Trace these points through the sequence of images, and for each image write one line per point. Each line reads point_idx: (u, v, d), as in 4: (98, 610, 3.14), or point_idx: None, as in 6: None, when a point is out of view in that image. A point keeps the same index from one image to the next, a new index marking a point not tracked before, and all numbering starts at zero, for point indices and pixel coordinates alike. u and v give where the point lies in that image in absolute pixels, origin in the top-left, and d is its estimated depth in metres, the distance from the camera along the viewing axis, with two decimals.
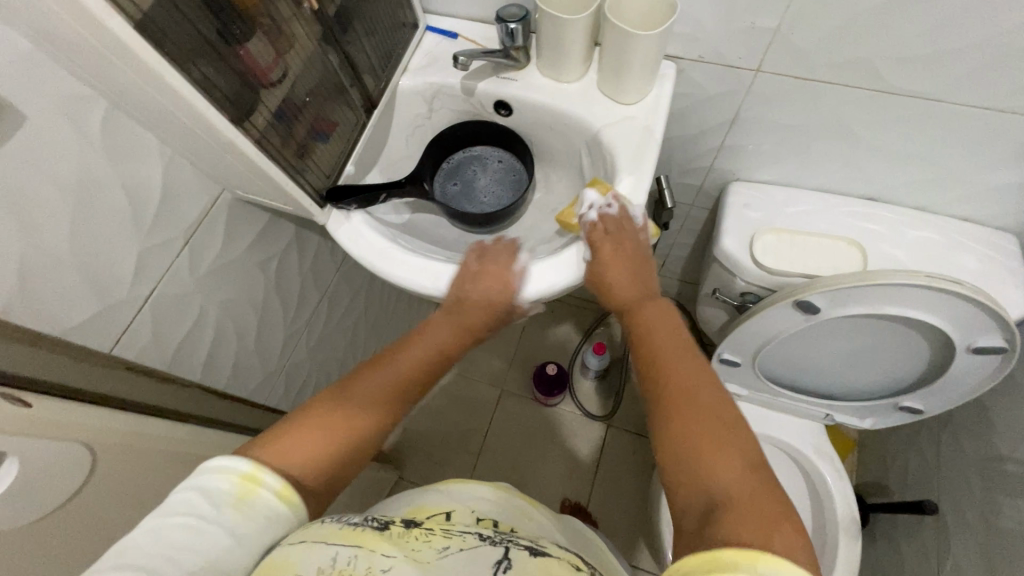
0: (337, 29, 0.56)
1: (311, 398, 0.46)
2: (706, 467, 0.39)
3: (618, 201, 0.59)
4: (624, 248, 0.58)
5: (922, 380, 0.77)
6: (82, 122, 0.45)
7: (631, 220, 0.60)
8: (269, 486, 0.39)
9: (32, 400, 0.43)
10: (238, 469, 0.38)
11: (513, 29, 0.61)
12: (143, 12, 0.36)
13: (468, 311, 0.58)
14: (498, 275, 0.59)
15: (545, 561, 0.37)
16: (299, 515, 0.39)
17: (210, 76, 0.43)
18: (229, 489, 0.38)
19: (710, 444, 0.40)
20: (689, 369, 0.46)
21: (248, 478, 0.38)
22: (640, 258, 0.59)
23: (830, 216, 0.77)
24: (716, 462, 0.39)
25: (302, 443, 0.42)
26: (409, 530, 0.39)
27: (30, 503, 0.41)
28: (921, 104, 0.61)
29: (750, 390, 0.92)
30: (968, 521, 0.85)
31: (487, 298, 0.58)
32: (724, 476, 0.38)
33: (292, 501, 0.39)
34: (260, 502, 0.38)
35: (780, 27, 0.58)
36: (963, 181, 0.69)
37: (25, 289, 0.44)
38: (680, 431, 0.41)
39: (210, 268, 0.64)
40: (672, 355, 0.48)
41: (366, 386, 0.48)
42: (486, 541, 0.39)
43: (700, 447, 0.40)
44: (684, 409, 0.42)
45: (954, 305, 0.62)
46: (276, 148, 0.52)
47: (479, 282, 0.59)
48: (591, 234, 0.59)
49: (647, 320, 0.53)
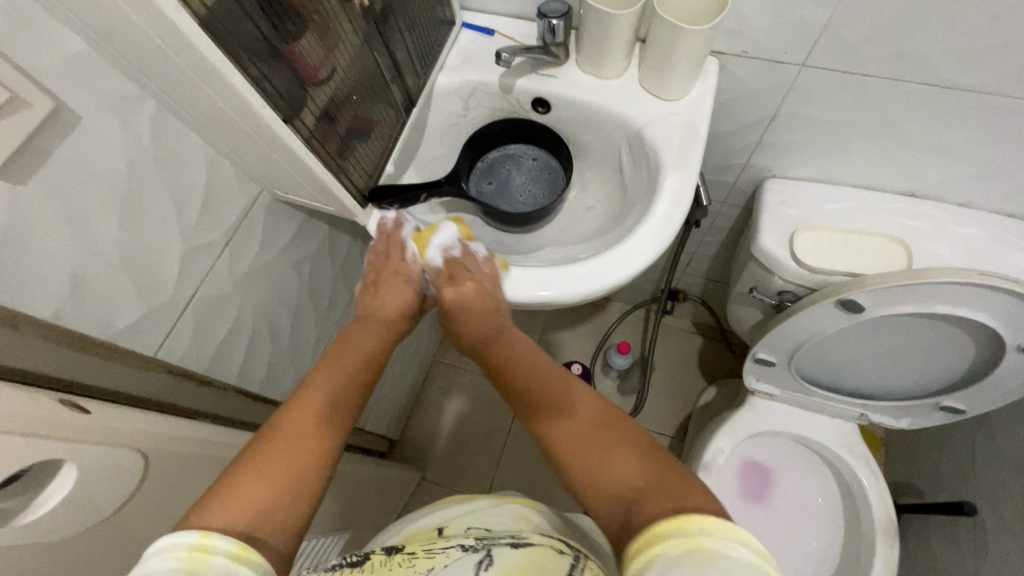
0: (381, 25, 0.55)
1: (243, 451, 0.44)
2: (603, 480, 0.45)
3: (461, 243, 0.62)
4: (469, 292, 0.60)
5: (964, 379, 0.76)
6: (131, 122, 0.45)
7: (472, 260, 0.61)
8: (220, 551, 0.35)
9: (91, 407, 0.42)
10: (184, 543, 0.35)
11: (555, 25, 0.59)
12: (207, 7, 0.36)
13: (381, 314, 0.61)
14: (395, 272, 0.62)
15: (527, 553, 0.39)
16: (264, 571, 0.36)
17: (265, 74, 0.42)
18: (176, 567, 0.33)
19: (601, 461, 0.46)
20: (562, 400, 0.52)
21: (198, 550, 0.34)
22: (487, 294, 0.59)
23: (870, 214, 0.75)
24: (613, 472, 0.45)
25: (249, 495, 0.40)
26: (390, 559, 0.40)
27: (86, 508, 0.41)
28: (974, 98, 0.60)
29: (783, 390, 0.91)
30: (1007, 522, 0.84)
31: (397, 302, 0.62)
32: (622, 481, 0.44)
33: (251, 560, 0.36)
34: (212, 570, 0.34)
35: (830, 20, 0.57)
36: (1009, 177, 0.67)
37: (76, 292, 0.44)
38: (578, 459, 0.47)
39: (248, 270, 0.63)
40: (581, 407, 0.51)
41: (288, 423, 0.46)
42: (469, 550, 0.40)
43: (592, 467, 0.46)
44: (573, 443, 0.49)
45: (1007, 304, 0.61)
46: (322, 147, 0.51)
47: (382, 286, 0.62)
48: (438, 277, 0.61)
49: (531, 368, 0.56)
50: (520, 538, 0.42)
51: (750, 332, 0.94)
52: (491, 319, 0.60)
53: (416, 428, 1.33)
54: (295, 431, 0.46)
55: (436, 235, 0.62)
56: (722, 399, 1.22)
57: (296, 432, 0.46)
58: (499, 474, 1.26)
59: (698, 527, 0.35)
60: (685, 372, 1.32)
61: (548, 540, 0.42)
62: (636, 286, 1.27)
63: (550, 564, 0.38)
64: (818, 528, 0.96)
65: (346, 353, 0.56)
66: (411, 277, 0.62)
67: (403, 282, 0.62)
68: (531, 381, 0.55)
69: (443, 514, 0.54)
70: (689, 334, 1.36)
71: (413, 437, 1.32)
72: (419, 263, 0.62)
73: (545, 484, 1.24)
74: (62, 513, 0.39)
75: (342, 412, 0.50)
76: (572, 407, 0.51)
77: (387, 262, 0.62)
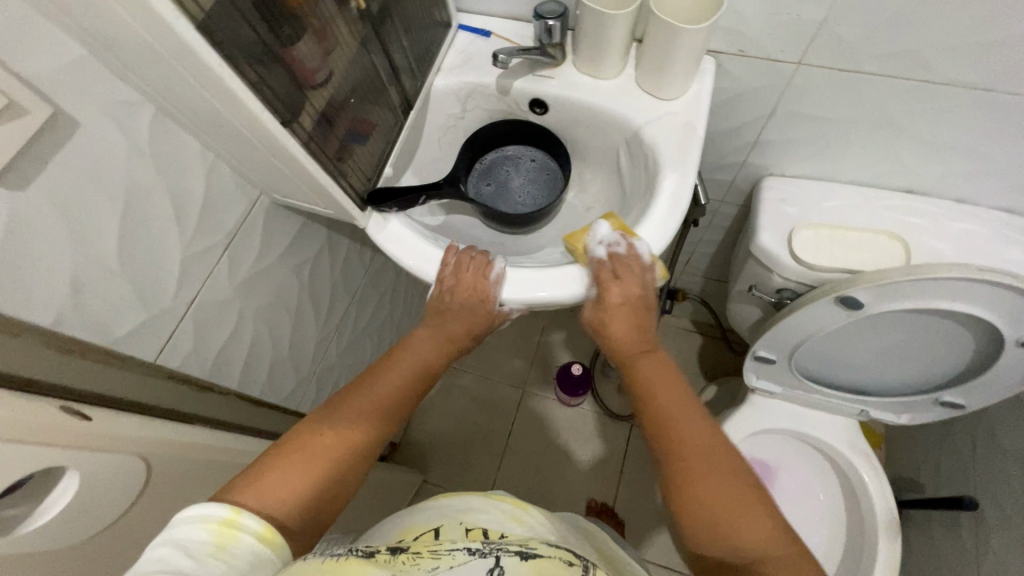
0: (378, 28, 0.55)
1: (287, 434, 0.46)
2: (735, 527, 0.45)
3: (627, 240, 0.58)
4: (630, 295, 0.59)
5: (963, 374, 0.76)
6: (131, 128, 0.45)
7: (639, 261, 0.58)
8: (249, 530, 0.37)
9: (92, 413, 0.41)
10: (216, 516, 0.37)
11: (552, 25, 0.59)
12: (205, 12, 0.35)
13: (445, 322, 0.61)
14: (474, 286, 0.59)
15: (537, 563, 0.38)
16: (284, 556, 0.38)
17: (263, 78, 0.42)
18: (207, 537, 0.35)
19: (739, 508, 0.46)
20: (701, 430, 0.51)
21: (227, 524, 0.36)
22: (642, 300, 0.60)
23: (867, 210, 0.76)
24: (749, 523, 0.45)
25: (287, 482, 0.42)
26: (395, 557, 0.38)
27: (90, 515, 0.40)
28: (970, 95, 0.60)
29: (783, 388, 0.91)
30: (1009, 516, 0.84)
31: (466, 305, 0.60)
32: (754, 536, 0.45)
33: (276, 542, 0.38)
34: (240, 548, 0.36)
35: (825, 19, 0.57)
36: (1004, 173, 0.68)
37: (77, 299, 0.44)
38: (708, 492, 0.47)
39: (248, 274, 0.63)
40: (686, 421, 0.52)
41: (339, 423, 0.48)
42: (476, 555, 0.39)
43: (728, 509, 0.46)
44: (706, 473, 0.48)
45: (1005, 299, 0.61)
46: (321, 151, 0.51)
47: (460, 292, 0.59)
48: (598, 270, 0.58)
49: (648, 380, 0.57)
50: (528, 547, 0.41)
51: (749, 330, 0.94)
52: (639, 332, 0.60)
53: (417, 430, 1.33)
54: (342, 429, 0.47)
55: (589, 235, 0.59)
56: (723, 397, 1.23)
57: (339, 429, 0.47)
58: (501, 475, 1.26)
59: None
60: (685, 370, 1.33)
61: (555, 549, 0.42)
62: None
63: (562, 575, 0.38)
64: (819, 523, 0.96)
65: (405, 361, 0.58)
66: (489, 296, 0.58)
67: (480, 296, 0.59)
68: (670, 403, 0.54)
69: (436, 510, 0.54)
70: (688, 332, 1.36)
71: (414, 439, 1.32)
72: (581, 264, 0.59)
73: (548, 484, 1.25)
74: (66, 519, 0.39)
75: (384, 418, 0.52)
76: (714, 442, 0.51)
77: (471, 275, 0.59)
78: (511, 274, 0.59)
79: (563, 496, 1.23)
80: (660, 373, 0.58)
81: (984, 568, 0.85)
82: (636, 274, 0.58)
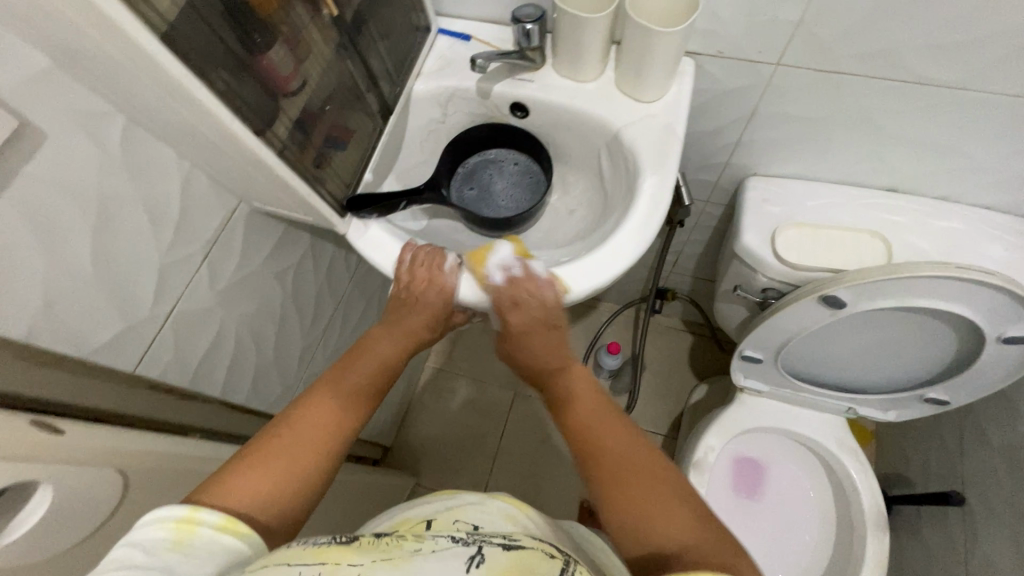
0: (354, 34, 0.55)
1: (251, 440, 0.46)
2: (651, 524, 0.43)
3: (523, 261, 0.59)
4: (531, 313, 0.59)
5: (948, 370, 0.77)
6: (101, 137, 0.44)
7: (536, 279, 0.58)
8: (207, 523, 0.38)
9: (65, 426, 0.41)
10: (172, 515, 0.37)
11: (530, 29, 0.59)
12: (168, 22, 0.35)
13: (405, 319, 0.62)
14: (429, 280, 0.59)
15: (519, 555, 0.37)
16: (251, 541, 0.38)
17: (233, 87, 0.42)
18: (165, 536, 0.36)
19: (653, 502, 0.44)
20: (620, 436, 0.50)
21: (184, 521, 0.37)
22: (548, 313, 0.60)
23: (850, 209, 0.76)
24: (662, 517, 0.43)
25: (253, 482, 0.42)
26: (379, 538, 0.40)
27: (65, 529, 0.40)
28: (946, 93, 0.61)
29: (771, 386, 0.92)
30: (996, 510, 0.84)
31: (427, 302, 0.60)
32: (669, 528, 0.42)
33: (239, 530, 0.38)
34: (199, 540, 0.37)
35: (802, 20, 0.57)
36: (983, 170, 0.68)
37: (51, 311, 0.43)
38: (622, 494, 0.45)
39: (229, 282, 0.63)
40: (603, 429, 0.51)
41: (303, 423, 0.47)
42: (459, 543, 0.39)
43: (643, 512, 0.43)
44: (621, 473, 0.46)
45: (985, 296, 0.61)
46: (297, 158, 0.51)
47: (417, 289, 0.60)
48: (499, 297, 0.59)
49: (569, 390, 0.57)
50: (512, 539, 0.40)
51: (737, 329, 0.94)
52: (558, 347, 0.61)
53: (410, 433, 1.32)
54: (305, 427, 0.47)
55: (492, 253, 0.60)
56: (714, 396, 1.23)
57: (302, 427, 0.47)
58: (493, 477, 1.26)
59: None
60: (676, 370, 1.33)
61: (538, 543, 0.41)
62: (625, 286, 1.28)
63: (540, 567, 0.37)
64: (810, 521, 0.97)
65: (362, 359, 0.58)
66: (445, 288, 0.59)
67: (439, 290, 0.59)
68: (591, 416, 0.53)
69: (434, 505, 0.54)
70: (679, 332, 1.37)
71: (406, 443, 1.32)
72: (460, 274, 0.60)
73: (540, 485, 1.25)
74: (39, 534, 0.38)
75: (355, 412, 0.51)
76: (630, 445, 0.49)
77: (424, 271, 0.60)
78: (464, 276, 0.60)
79: (556, 497, 1.23)
80: (584, 391, 0.56)
81: (972, 563, 0.86)
82: (535, 295, 0.59)
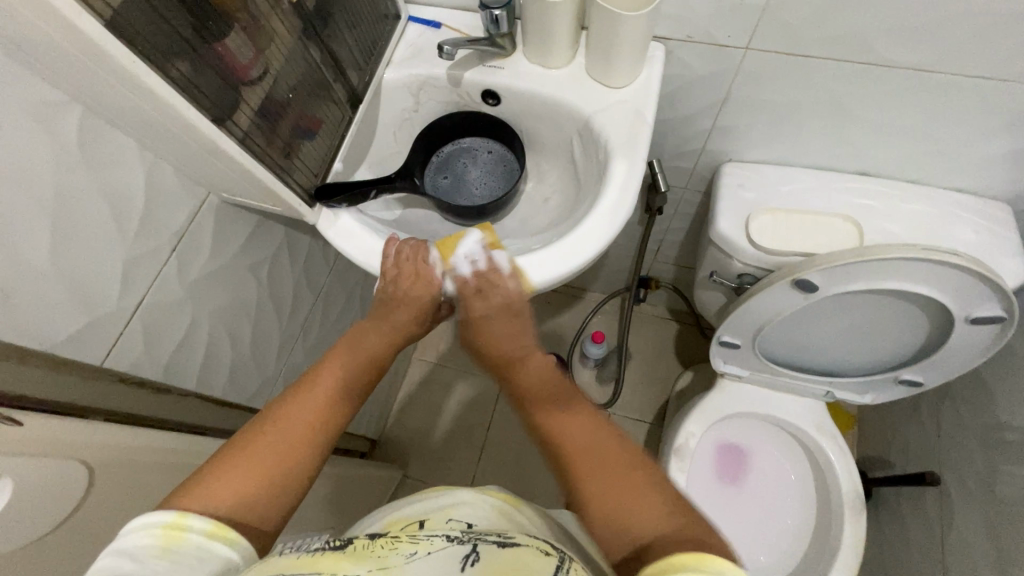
0: (317, 22, 0.55)
1: (232, 438, 0.45)
2: (631, 518, 0.43)
3: (485, 254, 0.59)
4: (493, 305, 0.60)
5: (920, 352, 0.78)
6: (57, 129, 0.44)
7: (499, 273, 0.59)
8: (196, 529, 0.37)
9: (23, 419, 0.42)
10: (160, 521, 0.37)
11: (497, 16, 0.59)
12: (113, 9, 0.35)
13: (391, 314, 0.61)
14: (416, 274, 0.60)
15: (513, 550, 0.38)
16: (241, 548, 0.38)
17: (188, 75, 0.42)
18: (151, 542, 0.36)
19: (629, 496, 0.44)
20: (594, 434, 0.50)
21: (173, 527, 0.37)
22: (513, 310, 0.60)
23: (823, 194, 0.76)
24: (639, 512, 0.43)
25: (236, 484, 0.42)
26: (373, 542, 0.39)
27: (31, 521, 0.40)
28: (913, 75, 0.61)
29: (751, 371, 0.92)
30: (970, 489, 0.86)
31: (415, 296, 0.60)
32: (645, 519, 0.43)
33: (228, 537, 0.38)
34: (187, 547, 0.36)
35: (767, 4, 0.57)
36: (953, 152, 0.69)
37: (10, 305, 0.43)
38: (602, 484, 0.46)
39: (200, 275, 0.62)
40: (570, 419, 0.52)
41: (290, 415, 0.47)
42: (454, 542, 0.39)
43: (616, 496, 0.45)
44: (594, 473, 0.47)
45: (954, 276, 0.62)
46: (261, 148, 0.51)
47: (405, 284, 0.60)
48: (462, 289, 0.60)
49: (525, 387, 0.58)
50: (506, 537, 0.41)
51: (715, 315, 0.95)
52: (513, 337, 0.61)
53: (397, 426, 1.32)
54: (289, 424, 0.47)
55: (460, 244, 0.60)
56: (698, 382, 1.24)
57: (287, 425, 0.46)
58: (480, 468, 1.27)
59: (715, 567, 0.35)
60: (661, 357, 1.34)
61: (533, 540, 0.41)
62: (609, 275, 1.28)
63: (536, 561, 0.37)
64: (790, 504, 0.98)
65: (352, 356, 0.56)
66: (432, 280, 0.60)
67: (426, 283, 0.60)
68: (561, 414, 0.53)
69: (424, 504, 0.54)
70: (663, 320, 1.37)
71: (392, 436, 1.32)
72: (443, 269, 0.60)
73: (528, 475, 1.26)
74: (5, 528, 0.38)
75: (341, 406, 0.51)
76: (600, 440, 0.50)
77: (410, 264, 0.60)
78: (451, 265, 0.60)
79: (544, 487, 1.24)
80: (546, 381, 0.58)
81: (948, 542, 0.87)
82: (499, 284, 0.59)
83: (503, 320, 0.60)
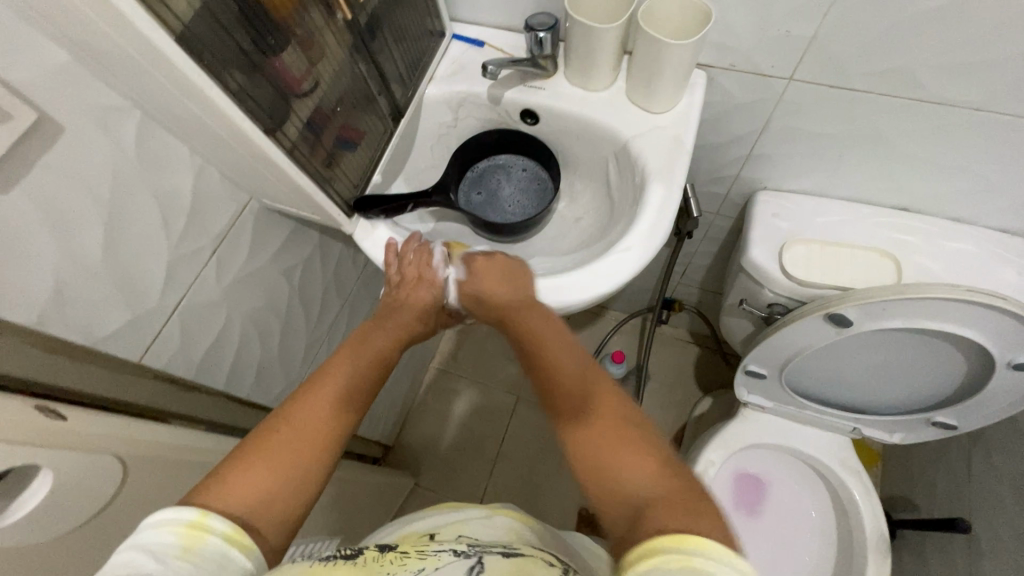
0: (368, 37, 0.56)
1: (247, 436, 0.45)
2: (616, 474, 0.41)
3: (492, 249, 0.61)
4: (495, 261, 0.59)
5: (957, 394, 0.75)
6: (117, 132, 0.46)
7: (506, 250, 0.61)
8: (216, 531, 0.37)
9: (69, 414, 0.42)
10: (182, 518, 0.37)
11: (542, 37, 0.60)
12: (184, 24, 0.37)
13: (400, 312, 0.59)
14: (418, 277, 0.60)
15: (519, 561, 0.39)
16: (253, 557, 0.38)
17: (246, 87, 0.44)
18: (173, 540, 0.35)
19: (616, 453, 0.42)
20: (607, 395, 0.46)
21: (194, 527, 0.37)
22: (513, 269, 0.58)
23: (859, 227, 0.75)
24: (632, 469, 0.40)
25: (257, 480, 0.42)
26: (383, 555, 0.38)
27: (68, 511, 0.41)
28: (963, 113, 0.60)
29: (776, 403, 0.91)
30: (1002, 539, 0.82)
31: (417, 300, 0.60)
32: (633, 480, 0.40)
33: (244, 543, 0.38)
34: (208, 549, 0.36)
35: (816, 35, 0.57)
36: (998, 193, 0.67)
37: (61, 302, 0.45)
38: (596, 438, 0.43)
39: (236, 277, 0.64)
40: (568, 373, 0.49)
41: (298, 415, 0.46)
42: (461, 555, 0.39)
43: (610, 457, 0.42)
44: (588, 429, 0.44)
45: (998, 320, 0.60)
46: (306, 158, 0.52)
47: (408, 287, 0.60)
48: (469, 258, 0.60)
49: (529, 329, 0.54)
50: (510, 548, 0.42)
51: (741, 343, 0.93)
52: (517, 285, 0.57)
53: (411, 433, 1.33)
54: (302, 418, 0.46)
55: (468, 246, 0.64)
56: (718, 409, 1.22)
57: (303, 421, 0.46)
58: (492, 481, 1.26)
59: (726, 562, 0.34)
60: (680, 381, 1.32)
61: (536, 552, 0.42)
62: (632, 295, 1.27)
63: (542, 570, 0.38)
64: (809, 541, 0.95)
65: (363, 350, 0.55)
66: (434, 281, 0.60)
67: (430, 286, 0.60)
68: (566, 366, 0.49)
69: (436, 519, 0.54)
70: (685, 343, 1.36)
71: (406, 443, 1.32)
72: (445, 268, 0.60)
73: (539, 492, 1.24)
74: (43, 517, 0.39)
75: (352, 405, 0.50)
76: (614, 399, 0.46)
77: (414, 267, 0.60)
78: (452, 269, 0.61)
79: (553, 505, 1.23)
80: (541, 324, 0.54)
81: None
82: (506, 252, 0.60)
83: (501, 275, 0.58)
